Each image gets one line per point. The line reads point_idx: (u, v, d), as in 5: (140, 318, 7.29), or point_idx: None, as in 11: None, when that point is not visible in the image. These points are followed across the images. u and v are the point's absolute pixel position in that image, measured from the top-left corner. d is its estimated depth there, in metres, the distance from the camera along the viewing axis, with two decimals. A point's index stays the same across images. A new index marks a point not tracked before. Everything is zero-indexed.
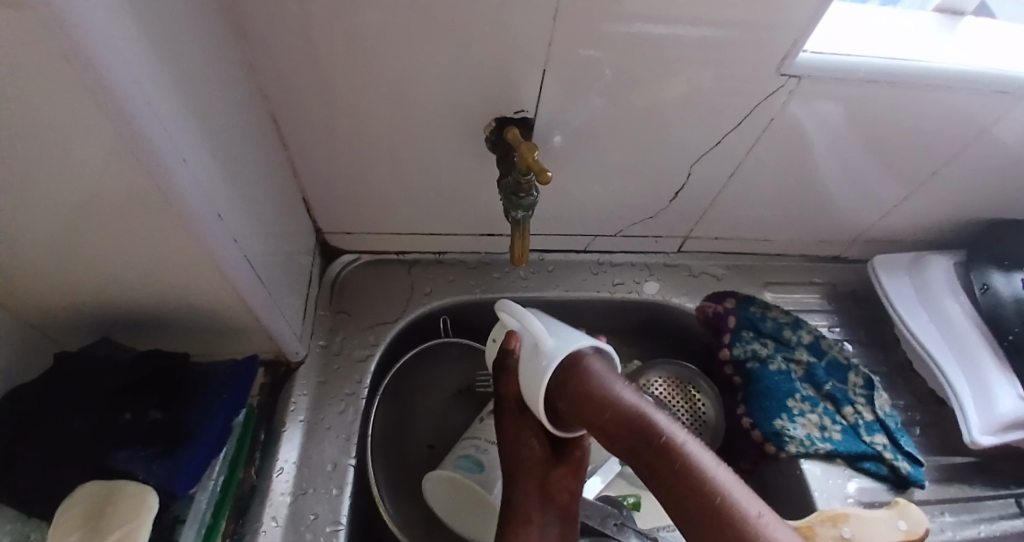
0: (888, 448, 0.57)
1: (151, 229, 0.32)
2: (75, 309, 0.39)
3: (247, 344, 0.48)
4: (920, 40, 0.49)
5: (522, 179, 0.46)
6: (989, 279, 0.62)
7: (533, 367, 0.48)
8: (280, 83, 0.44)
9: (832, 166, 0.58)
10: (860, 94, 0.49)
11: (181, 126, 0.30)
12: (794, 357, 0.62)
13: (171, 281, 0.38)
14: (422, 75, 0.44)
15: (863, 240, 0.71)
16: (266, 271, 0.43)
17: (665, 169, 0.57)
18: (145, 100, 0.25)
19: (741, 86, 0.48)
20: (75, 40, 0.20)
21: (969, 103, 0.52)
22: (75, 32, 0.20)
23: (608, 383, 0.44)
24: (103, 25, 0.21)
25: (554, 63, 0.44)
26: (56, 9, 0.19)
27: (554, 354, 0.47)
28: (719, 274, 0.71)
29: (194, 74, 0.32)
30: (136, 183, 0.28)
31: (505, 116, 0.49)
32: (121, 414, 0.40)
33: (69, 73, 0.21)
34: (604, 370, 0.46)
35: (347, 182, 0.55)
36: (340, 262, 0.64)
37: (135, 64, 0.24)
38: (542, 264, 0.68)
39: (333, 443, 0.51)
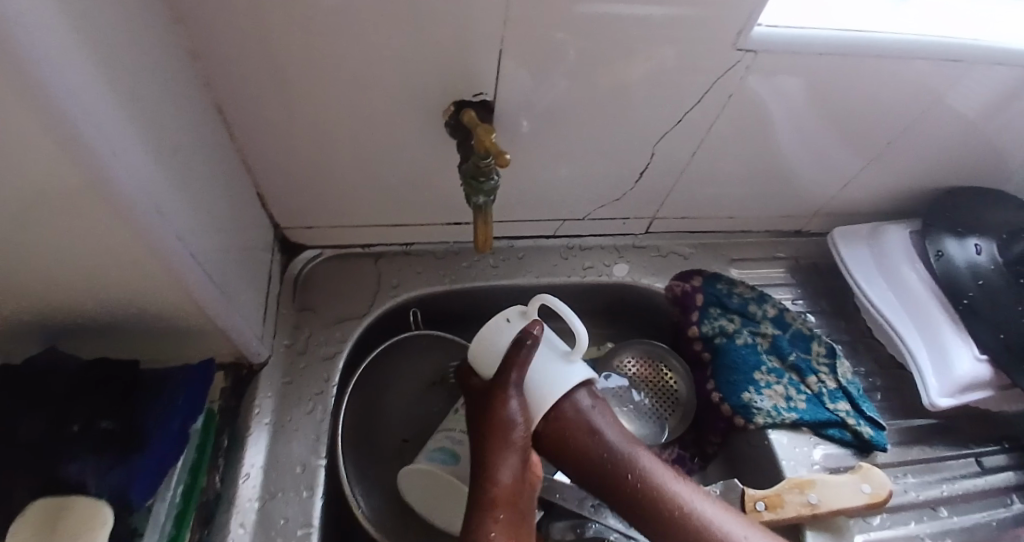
0: (851, 414, 0.58)
1: (84, 235, 0.30)
2: (12, 320, 0.38)
3: (208, 345, 0.46)
4: (873, 10, 0.49)
5: (483, 164, 0.43)
6: (943, 245, 0.64)
7: (559, 373, 0.47)
8: (221, 75, 0.42)
9: (791, 141, 0.58)
10: (817, 67, 0.49)
11: (122, 128, 0.29)
12: (760, 331, 0.63)
13: (112, 288, 0.36)
14: (371, 62, 0.43)
15: (824, 213, 0.72)
16: (218, 271, 0.42)
17: (627, 150, 0.56)
18: (82, 102, 0.24)
19: (698, 64, 0.47)
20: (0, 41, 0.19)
21: (923, 73, 0.52)
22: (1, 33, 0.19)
23: (592, 423, 0.46)
24: (30, 24, 0.20)
25: (510, 46, 0.43)
26: None
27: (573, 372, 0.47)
28: (686, 253, 0.71)
29: (131, 71, 0.31)
30: (72, 187, 0.26)
31: (464, 99, 0.47)
32: (70, 425, 0.39)
33: None
34: (588, 406, 0.46)
35: (302, 176, 0.53)
36: (302, 258, 0.62)
37: (66, 63, 0.23)
38: (511, 251, 0.67)
39: (302, 442, 0.51)
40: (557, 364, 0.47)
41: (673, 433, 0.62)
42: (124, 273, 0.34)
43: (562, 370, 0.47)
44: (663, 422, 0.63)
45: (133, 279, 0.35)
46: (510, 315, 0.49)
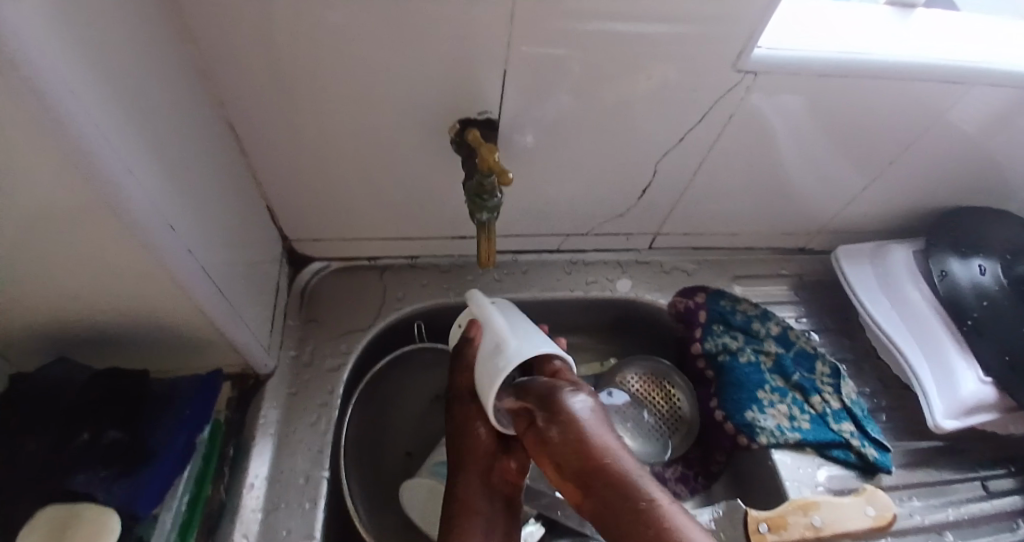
0: (855, 435, 0.58)
1: (99, 250, 0.32)
2: (29, 332, 0.39)
3: (215, 356, 0.47)
4: (872, 32, 0.50)
5: (486, 183, 0.44)
6: (947, 265, 0.63)
7: (491, 368, 0.46)
8: (234, 94, 0.44)
9: (793, 159, 0.59)
10: (817, 87, 0.50)
11: (133, 144, 0.30)
12: (763, 349, 0.63)
13: (125, 302, 0.37)
14: (379, 81, 0.44)
15: (828, 231, 0.72)
16: (227, 283, 0.43)
17: (629, 167, 0.57)
18: (93, 122, 0.25)
19: (698, 84, 0.48)
20: (14, 64, 0.20)
21: (923, 94, 0.52)
22: (14, 57, 0.20)
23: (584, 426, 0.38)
24: (43, 48, 0.21)
25: (512, 66, 0.44)
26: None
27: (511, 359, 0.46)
28: (689, 269, 0.72)
29: (144, 90, 0.32)
30: (84, 204, 0.28)
31: (469, 118, 0.49)
32: (79, 434, 0.40)
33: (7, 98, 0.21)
34: (588, 415, 0.38)
35: (311, 190, 0.55)
36: (310, 270, 0.63)
37: (79, 84, 0.24)
38: (516, 265, 0.68)
39: (306, 454, 0.51)
40: (490, 357, 0.47)
41: (676, 451, 0.63)
42: (135, 287, 0.36)
43: (495, 363, 0.46)
44: (666, 439, 0.63)
45: (144, 293, 0.36)
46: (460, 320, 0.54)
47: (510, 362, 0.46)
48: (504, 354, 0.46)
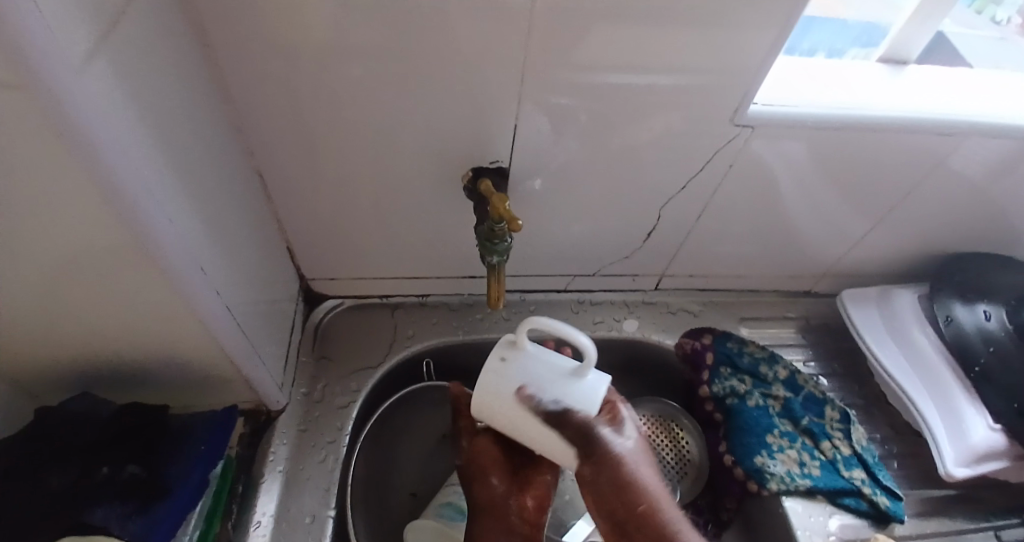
0: (866, 483, 0.57)
1: (133, 290, 0.34)
2: (57, 368, 0.41)
3: (231, 393, 0.49)
4: (865, 89, 0.53)
5: (497, 228, 0.45)
6: (952, 311, 0.64)
7: (578, 391, 0.45)
8: (263, 143, 0.47)
9: (795, 205, 0.61)
10: (813, 138, 0.52)
11: (170, 192, 0.32)
12: (771, 393, 0.63)
13: (152, 340, 0.39)
14: (397, 131, 0.47)
15: (833, 274, 0.73)
16: (247, 320, 0.45)
17: (635, 211, 0.59)
18: (134, 173, 0.28)
19: (699, 135, 0.51)
20: (65, 117, 0.23)
21: (917, 144, 0.54)
22: (65, 111, 0.23)
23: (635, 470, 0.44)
24: (92, 107, 0.24)
25: (523, 118, 0.47)
26: (49, 92, 0.21)
27: (595, 386, 0.46)
28: (696, 310, 0.72)
29: (183, 142, 0.35)
30: (123, 247, 0.30)
31: (481, 165, 0.51)
32: (100, 467, 0.41)
33: (62, 150, 0.24)
34: (631, 454, 0.45)
35: (329, 232, 0.57)
36: (323, 307, 0.65)
37: (124, 138, 0.27)
38: (523, 304, 0.69)
39: (313, 493, 0.52)
40: (569, 382, 0.46)
41: (685, 496, 0.61)
42: (161, 326, 0.37)
43: (579, 387, 0.45)
44: (675, 484, 0.62)
45: (169, 331, 0.38)
46: (501, 351, 0.48)
47: (595, 388, 0.45)
48: (583, 380, 0.46)
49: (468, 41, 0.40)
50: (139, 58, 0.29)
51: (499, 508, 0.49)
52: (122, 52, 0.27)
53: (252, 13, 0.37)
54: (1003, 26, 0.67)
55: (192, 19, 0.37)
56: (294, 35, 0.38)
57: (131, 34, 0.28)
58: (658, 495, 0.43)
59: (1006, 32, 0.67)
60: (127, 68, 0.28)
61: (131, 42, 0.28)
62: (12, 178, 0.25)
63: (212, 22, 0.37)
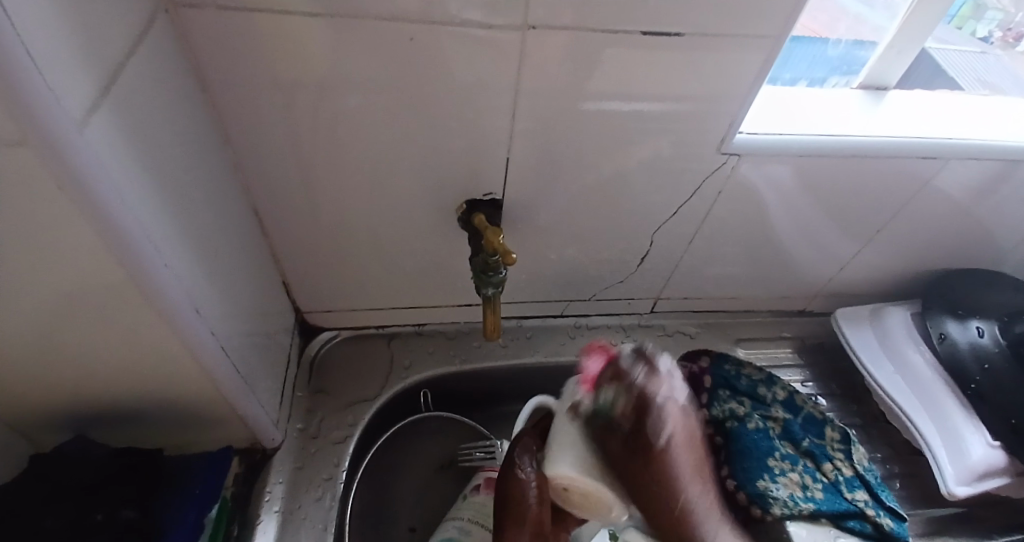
0: (869, 504, 0.57)
1: (131, 332, 0.33)
2: (51, 412, 0.40)
3: (228, 432, 0.48)
4: (846, 116, 0.55)
5: (492, 260, 0.46)
6: (945, 327, 0.64)
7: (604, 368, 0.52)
8: (260, 180, 0.47)
9: (786, 227, 0.62)
10: (800, 163, 0.54)
11: (168, 234, 0.32)
12: (770, 415, 0.62)
13: (149, 381, 0.39)
14: (393, 165, 0.48)
15: (826, 293, 0.73)
16: (243, 357, 0.44)
17: (629, 236, 0.60)
18: (135, 218, 0.28)
19: (688, 163, 0.52)
20: (68, 168, 0.23)
21: (901, 167, 0.56)
22: (69, 163, 0.23)
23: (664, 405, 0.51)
24: (95, 158, 0.24)
25: (516, 150, 0.48)
26: (55, 146, 0.22)
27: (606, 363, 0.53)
28: (692, 332, 0.73)
29: (183, 184, 0.35)
30: (123, 290, 0.30)
31: (475, 199, 0.52)
32: (93, 513, 0.40)
33: (64, 199, 0.24)
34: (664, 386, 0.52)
35: (325, 265, 0.57)
36: (319, 339, 0.64)
37: (124, 185, 0.27)
38: (520, 330, 0.69)
39: (310, 531, 0.51)
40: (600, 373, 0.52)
41: None
42: (159, 365, 0.37)
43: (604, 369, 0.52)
44: None
45: (166, 370, 0.38)
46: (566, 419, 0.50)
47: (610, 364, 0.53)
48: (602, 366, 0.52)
49: (460, 79, 0.41)
50: (140, 105, 0.30)
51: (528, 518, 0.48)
52: (124, 102, 0.28)
53: (251, 57, 0.38)
54: (984, 42, 0.69)
55: (193, 63, 0.37)
56: (292, 76, 0.39)
57: (133, 82, 0.29)
58: (677, 435, 0.50)
59: (985, 48, 0.69)
60: (129, 118, 0.28)
61: (133, 92, 0.29)
62: (11, 229, 0.25)
63: (211, 66, 0.38)
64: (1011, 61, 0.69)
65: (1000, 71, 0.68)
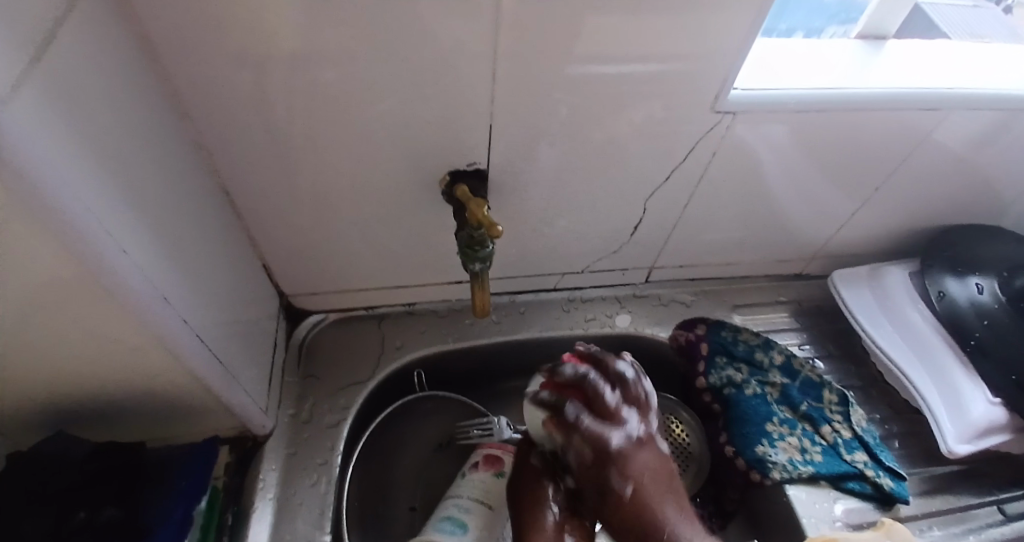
0: (869, 465, 0.56)
1: (93, 324, 0.31)
2: (21, 412, 0.38)
3: (213, 421, 0.47)
4: (845, 68, 0.52)
5: (477, 235, 0.44)
6: (944, 285, 0.64)
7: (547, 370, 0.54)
8: (228, 159, 0.45)
9: (783, 188, 0.60)
10: (796, 120, 0.51)
11: (119, 218, 0.30)
12: (768, 380, 0.61)
13: (121, 375, 0.37)
14: (368, 138, 0.45)
15: (823, 255, 0.72)
16: (221, 345, 0.43)
17: (621, 205, 0.58)
18: (78, 200, 0.26)
19: (680, 125, 0.50)
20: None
21: (901, 120, 0.54)
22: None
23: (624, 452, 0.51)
24: (23, 137, 0.22)
25: (499, 118, 0.46)
26: None
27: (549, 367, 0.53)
28: (688, 301, 0.72)
29: (134, 164, 0.33)
30: (79, 282, 0.28)
31: (457, 170, 0.50)
32: (75, 513, 0.40)
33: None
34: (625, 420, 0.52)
35: (305, 245, 0.55)
36: (307, 323, 0.63)
37: (63, 165, 0.25)
38: (513, 306, 0.68)
39: (307, 517, 0.50)
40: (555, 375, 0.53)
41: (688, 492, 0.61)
42: (129, 359, 0.36)
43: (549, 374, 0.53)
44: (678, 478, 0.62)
45: (139, 363, 0.36)
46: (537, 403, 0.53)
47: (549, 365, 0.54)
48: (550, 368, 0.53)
49: (436, 42, 0.39)
50: (75, 78, 0.27)
51: (538, 491, 0.52)
52: (60, 77, 0.25)
53: (204, 26, 0.35)
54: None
55: (140, 34, 0.35)
56: (252, 45, 0.37)
57: (66, 55, 0.26)
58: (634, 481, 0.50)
59: (977, 1, 0.68)
60: (67, 95, 0.26)
61: (70, 66, 0.27)
62: None
63: (162, 37, 0.35)
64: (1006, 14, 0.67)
65: (994, 22, 0.65)
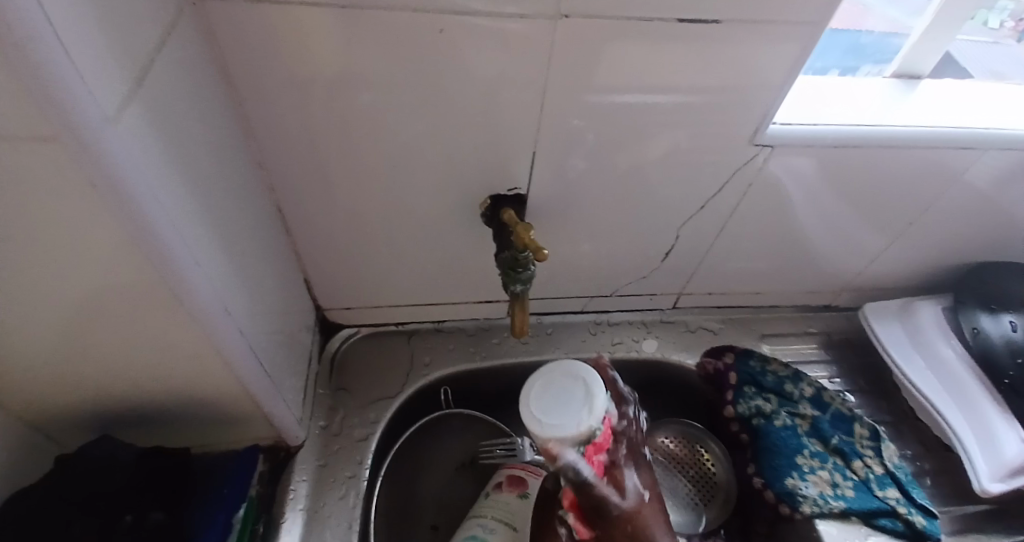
0: (902, 502, 0.55)
1: (161, 330, 0.33)
2: (78, 413, 0.40)
3: (251, 430, 0.48)
4: (881, 105, 0.53)
5: (521, 257, 0.45)
6: (978, 322, 0.63)
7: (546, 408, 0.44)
8: (283, 175, 0.47)
9: (816, 221, 0.60)
10: (831, 155, 0.52)
11: (193, 229, 0.31)
12: (798, 412, 0.61)
13: (176, 381, 0.38)
14: (417, 161, 0.47)
15: (852, 288, 0.72)
16: (267, 355, 0.44)
17: (655, 231, 0.59)
18: (165, 210, 0.27)
19: (718, 155, 0.51)
20: (101, 163, 0.22)
21: (938, 156, 0.54)
22: (100, 156, 0.22)
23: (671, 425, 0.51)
24: (127, 150, 0.24)
25: (543, 143, 0.47)
26: (87, 140, 0.21)
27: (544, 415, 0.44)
28: (716, 328, 0.72)
29: (207, 178, 0.34)
30: (155, 291, 0.29)
31: (499, 193, 0.51)
32: (123, 516, 0.41)
33: (90, 192, 0.23)
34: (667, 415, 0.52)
35: (346, 261, 0.56)
36: (339, 337, 0.64)
37: (155, 178, 0.27)
38: (540, 327, 0.68)
39: (336, 530, 0.50)
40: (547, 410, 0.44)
41: (714, 522, 0.59)
42: (185, 366, 0.37)
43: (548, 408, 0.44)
44: (701, 508, 0.60)
45: (195, 371, 0.37)
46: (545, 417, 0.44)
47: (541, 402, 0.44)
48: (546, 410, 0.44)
49: (486, 68, 0.40)
50: (165, 94, 0.29)
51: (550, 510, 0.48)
52: (154, 98, 0.27)
53: (275, 50, 0.37)
54: (994, 32, 0.68)
55: (214, 55, 0.36)
56: (315, 65, 0.38)
57: (161, 80, 0.28)
58: None
59: (997, 38, 0.68)
60: (159, 115, 0.28)
61: (162, 90, 0.28)
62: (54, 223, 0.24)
63: (232, 60, 0.37)
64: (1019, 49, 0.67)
65: (1011, 59, 0.66)
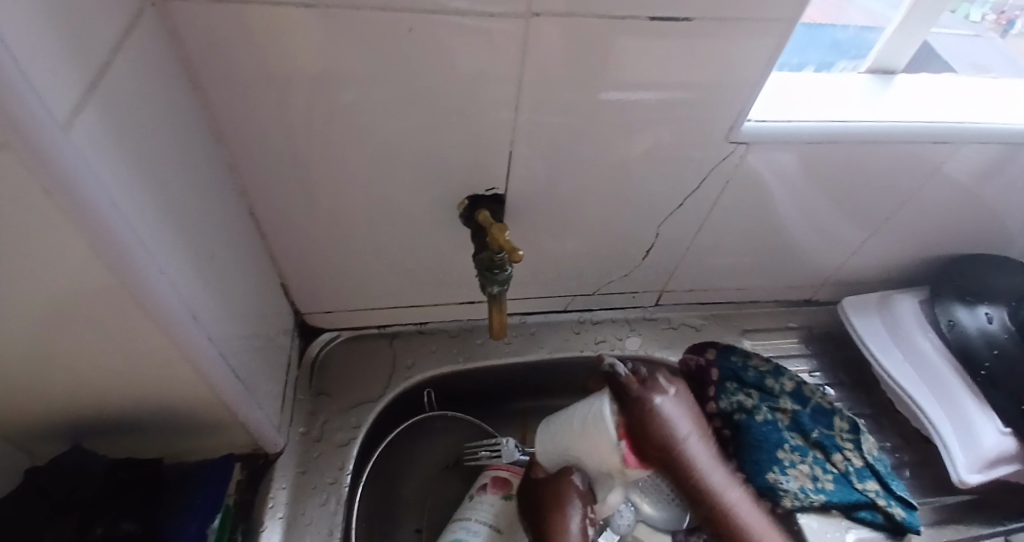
0: (880, 495, 0.56)
1: (129, 340, 0.32)
2: (46, 425, 0.39)
3: (228, 438, 0.48)
4: (857, 100, 0.54)
5: (498, 258, 0.45)
6: (954, 314, 0.64)
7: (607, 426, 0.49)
8: (255, 178, 0.46)
9: (795, 215, 0.60)
10: (808, 151, 0.52)
11: (157, 237, 0.31)
12: (779, 407, 0.61)
13: (146, 390, 0.38)
14: (392, 162, 0.46)
15: (833, 281, 0.72)
16: (242, 361, 0.43)
17: (635, 229, 0.59)
18: (124, 220, 0.27)
19: (695, 153, 0.51)
20: (55, 174, 0.21)
21: (913, 151, 0.55)
22: (53, 167, 0.21)
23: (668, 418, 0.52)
24: (81, 160, 0.23)
25: (520, 142, 0.47)
26: (40, 153, 0.20)
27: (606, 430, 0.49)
28: (699, 324, 0.72)
29: (172, 184, 0.34)
30: (119, 301, 0.29)
31: (477, 194, 0.51)
32: (93, 528, 0.40)
33: (43, 204, 0.22)
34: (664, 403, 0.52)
35: (324, 263, 0.56)
36: (320, 340, 0.63)
37: (112, 187, 0.26)
38: (523, 326, 0.68)
39: (316, 537, 0.50)
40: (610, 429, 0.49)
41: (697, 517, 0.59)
42: (155, 376, 0.36)
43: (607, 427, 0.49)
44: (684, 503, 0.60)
45: (166, 380, 0.37)
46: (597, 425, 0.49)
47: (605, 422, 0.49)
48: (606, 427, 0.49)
49: (461, 68, 0.40)
50: (124, 98, 0.28)
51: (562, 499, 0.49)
52: (110, 103, 0.26)
53: (243, 52, 0.36)
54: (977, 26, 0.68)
55: (180, 57, 0.36)
56: (285, 67, 0.38)
57: (119, 84, 0.27)
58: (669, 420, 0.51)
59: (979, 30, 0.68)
60: (117, 120, 0.27)
61: (120, 94, 0.27)
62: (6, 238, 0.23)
63: (198, 62, 0.36)
64: (1003, 43, 0.68)
65: (992, 53, 0.66)
